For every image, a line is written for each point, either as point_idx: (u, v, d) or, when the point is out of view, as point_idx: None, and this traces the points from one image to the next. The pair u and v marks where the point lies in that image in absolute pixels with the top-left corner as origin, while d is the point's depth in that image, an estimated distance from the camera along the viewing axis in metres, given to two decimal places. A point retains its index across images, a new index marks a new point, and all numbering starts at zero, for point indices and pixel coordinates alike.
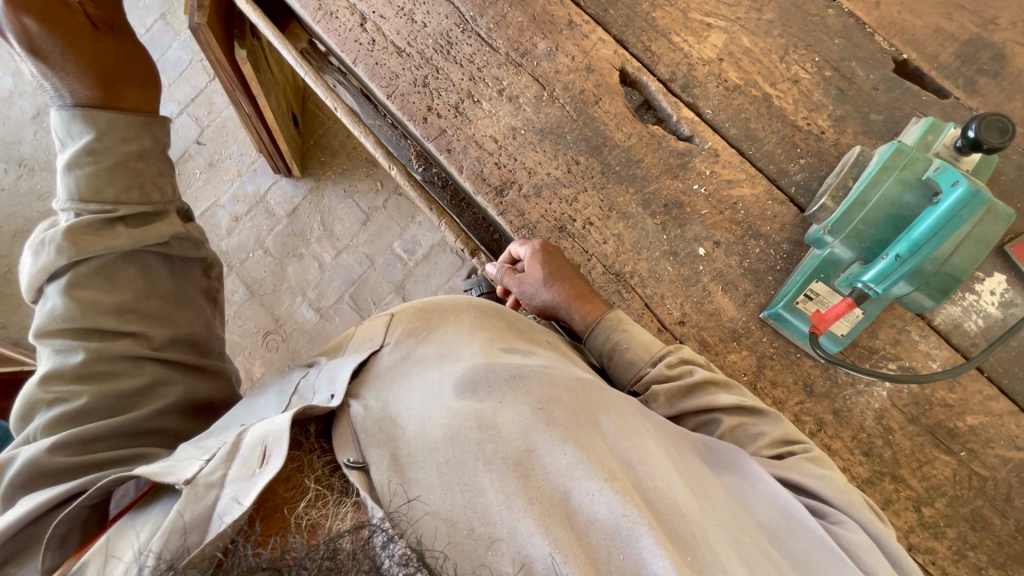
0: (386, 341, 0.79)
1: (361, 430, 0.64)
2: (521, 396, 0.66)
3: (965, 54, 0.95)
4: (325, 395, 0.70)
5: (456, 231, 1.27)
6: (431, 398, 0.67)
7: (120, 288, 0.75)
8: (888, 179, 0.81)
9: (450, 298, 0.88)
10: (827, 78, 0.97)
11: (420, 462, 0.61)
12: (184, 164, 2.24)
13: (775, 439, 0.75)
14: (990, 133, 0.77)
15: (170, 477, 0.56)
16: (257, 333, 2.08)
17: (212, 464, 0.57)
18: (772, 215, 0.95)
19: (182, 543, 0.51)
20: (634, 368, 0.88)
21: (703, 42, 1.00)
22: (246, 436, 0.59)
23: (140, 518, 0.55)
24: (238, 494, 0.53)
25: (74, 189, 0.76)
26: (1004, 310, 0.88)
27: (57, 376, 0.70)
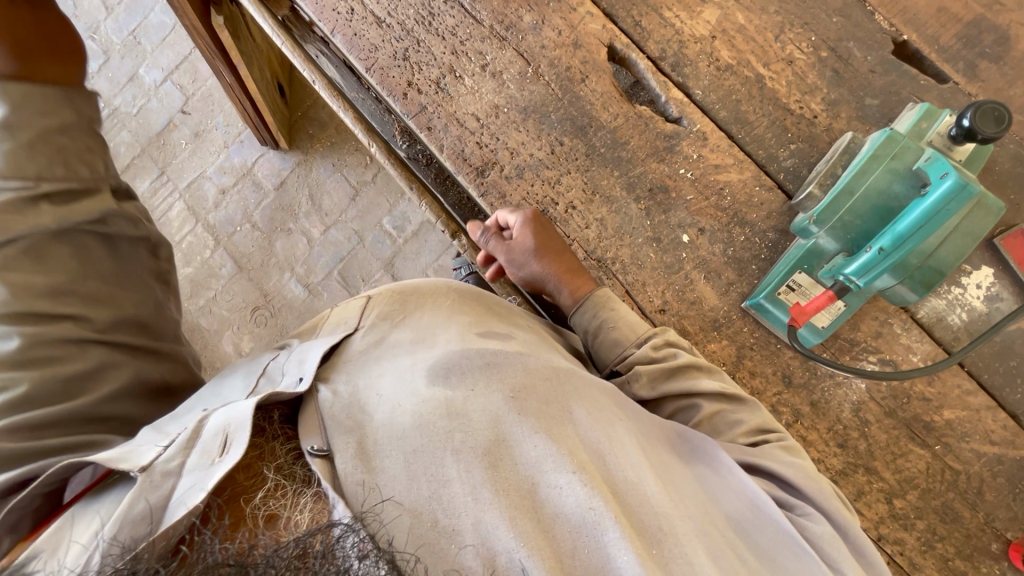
0: (360, 325, 0.78)
1: (328, 415, 0.63)
2: (494, 384, 0.65)
3: (968, 36, 0.90)
4: (293, 378, 0.68)
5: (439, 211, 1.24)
6: (401, 383, 0.66)
7: (54, 268, 0.75)
8: (877, 167, 0.78)
9: (429, 283, 0.87)
10: (822, 59, 0.93)
11: (387, 450, 0.60)
12: (169, 135, 2.21)
13: (750, 428, 0.74)
14: (985, 122, 0.74)
15: (126, 463, 0.54)
16: (245, 308, 2.08)
17: (170, 451, 0.56)
18: (759, 202, 0.93)
19: (142, 530, 0.50)
20: (618, 348, 0.87)
21: (695, 18, 0.96)
22: (209, 423, 0.58)
23: (93, 506, 0.53)
24: (195, 483, 0.53)
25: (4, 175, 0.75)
26: (988, 305, 0.87)
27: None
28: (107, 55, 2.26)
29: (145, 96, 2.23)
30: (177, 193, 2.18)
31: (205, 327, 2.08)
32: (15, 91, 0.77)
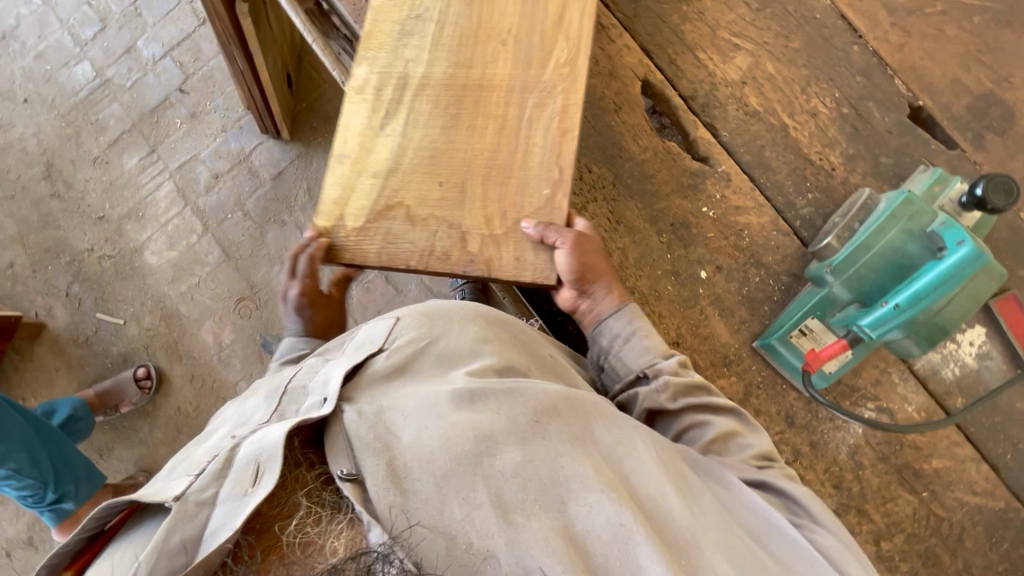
0: (386, 347, 0.74)
1: (355, 438, 0.60)
2: (519, 407, 0.65)
3: (976, 108, 0.96)
4: (317, 399, 0.67)
5: None
6: (426, 407, 0.65)
7: None
8: (894, 227, 0.82)
9: (455, 306, 0.81)
10: (843, 115, 0.98)
11: (417, 474, 0.58)
12: (163, 113, 2.14)
13: (761, 452, 0.72)
14: (995, 195, 0.80)
15: (156, 496, 0.55)
16: (230, 297, 2.05)
17: (203, 480, 0.56)
18: (775, 245, 0.96)
19: (176, 561, 0.51)
20: (644, 357, 0.81)
21: (727, 62, 0.99)
22: (240, 452, 0.57)
23: (130, 539, 0.55)
24: (228, 515, 0.52)
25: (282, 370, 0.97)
26: (979, 361, 0.92)
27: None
28: (104, 23, 2.17)
29: (141, 70, 2.15)
30: (167, 173, 2.12)
31: (185, 313, 2.05)
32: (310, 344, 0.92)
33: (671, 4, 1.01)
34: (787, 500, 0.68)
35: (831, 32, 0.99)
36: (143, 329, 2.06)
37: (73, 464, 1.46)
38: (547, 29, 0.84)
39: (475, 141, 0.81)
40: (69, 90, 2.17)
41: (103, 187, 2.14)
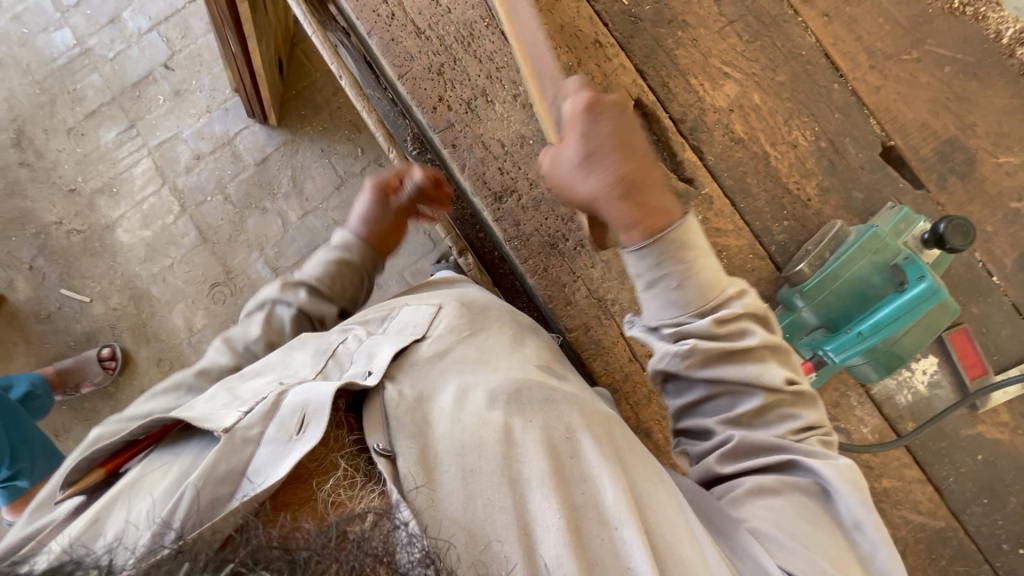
0: (429, 334, 0.79)
1: (393, 416, 0.65)
2: (553, 422, 0.66)
3: (943, 152, 1.02)
4: (361, 369, 0.72)
5: (447, 228, 1.16)
6: (463, 403, 0.67)
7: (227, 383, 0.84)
8: (862, 258, 0.87)
9: (494, 306, 0.88)
10: (821, 149, 1.03)
11: (445, 465, 0.61)
12: (146, 88, 2.08)
13: (797, 427, 0.69)
14: (954, 236, 0.86)
15: (209, 425, 0.62)
16: (203, 282, 2.00)
17: (251, 418, 0.62)
18: (751, 268, 1.00)
19: (216, 493, 0.56)
20: (677, 314, 0.73)
21: (717, 89, 1.04)
22: (288, 398, 0.64)
23: (173, 452, 0.65)
24: (273, 456, 0.59)
25: (326, 267, 0.98)
26: (930, 389, 0.99)
27: (208, 373, 0.85)
28: None
29: (125, 42, 2.09)
30: (146, 150, 2.07)
31: (155, 295, 2.01)
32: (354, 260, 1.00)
33: (668, 28, 1.04)
34: (822, 484, 0.64)
35: (815, 70, 1.04)
36: (110, 309, 2.00)
37: (32, 441, 1.42)
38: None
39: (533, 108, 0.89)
40: (46, 56, 2.09)
41: (76, 158, 2.07)
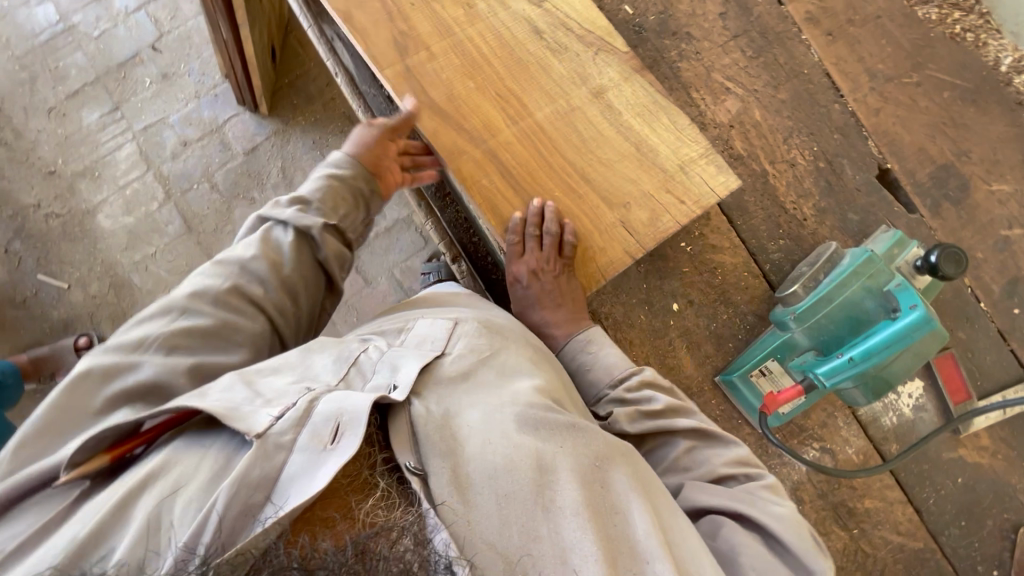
0: (448, 351, 0.75)
1: (423, 434, 0.64)
2: (581, 450, 0.66)
3: (937, 177, 1.03)
4: (385, 382, 0.68)
5: (440, 233, 1.15)
6: (492, 422, 0.66)
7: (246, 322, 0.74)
8: (856, 282, 0.87)
9: (509, 324, 0.84)
10: (819, 169, 1.03)
11: (479, 487, 0.61)
12: (132, 69, 2.02)
13: (728, 461, 0.74)
14: (947, 264, 0.86)
15: (241, 427, 0.55)
16: (187, 271, 1.96)
17: (284, 423, 0.57)
18: (745, 286, 1.00)
19: (249, 499, 0.52)
20: (595, 389, 0.87)
21: (718, 104, 1.03)
22: (320, 406, 0.59)
23: (197, 446, 0.57)
24: (308, 465, 0.54)
25: (321, 185, 0.86)
26: (915, 413, 1.00)
27: (201, 295, 0.73)
28: None
29: (111, 21, 2.02)
30: (130, 134, 2.01)
31: (136, 284, 1.95)
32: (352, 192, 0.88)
33: (672, 40, 1.04)
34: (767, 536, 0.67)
35: (816, 89, 1.04)
36: (88, 296, 1.95)
37: None
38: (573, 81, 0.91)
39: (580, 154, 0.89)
40: (27, 31, 2.01)
41: (57, 139, 2.00)
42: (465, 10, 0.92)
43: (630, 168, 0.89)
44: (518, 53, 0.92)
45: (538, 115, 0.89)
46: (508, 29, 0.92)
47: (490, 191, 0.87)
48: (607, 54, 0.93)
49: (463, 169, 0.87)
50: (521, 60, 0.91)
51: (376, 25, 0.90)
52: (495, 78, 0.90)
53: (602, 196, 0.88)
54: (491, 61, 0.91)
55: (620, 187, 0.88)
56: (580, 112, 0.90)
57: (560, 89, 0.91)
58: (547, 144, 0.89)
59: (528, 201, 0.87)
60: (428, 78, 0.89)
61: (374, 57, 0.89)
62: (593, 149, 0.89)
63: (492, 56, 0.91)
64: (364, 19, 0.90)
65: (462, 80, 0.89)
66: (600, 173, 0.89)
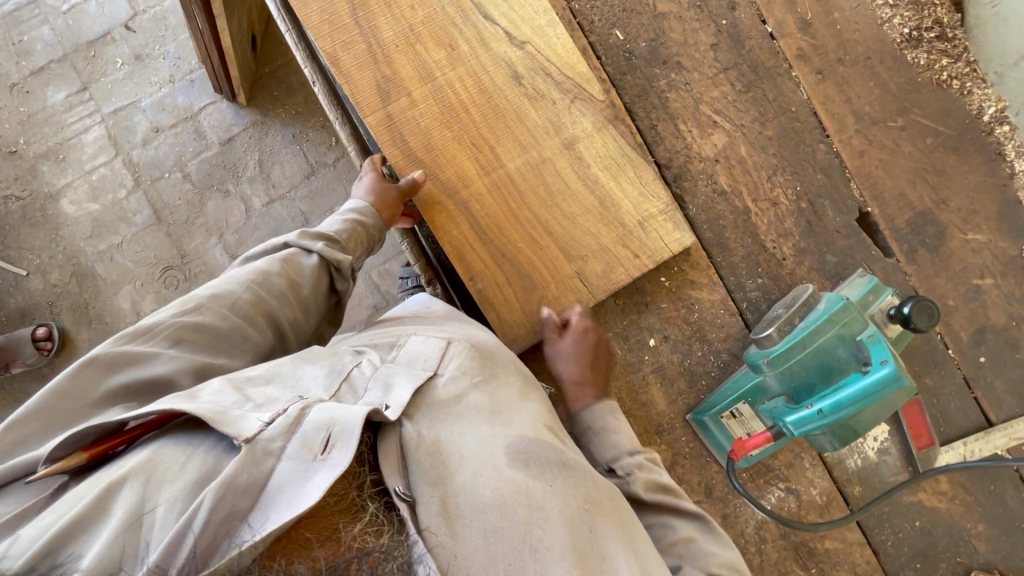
0: (441, 372, 0.73)
1: (413, 458, 0.63)
2: (572, 490, 0.64)
3: (915, 223, 1.03)
4: (378, 399, 0.67)
5: (417, 254, 1.10)
6: (484, 452, 0.64)
7: (247, 327, 0.78)
8: (829, 330, 0.87)
9: (501, 350, 0.82)
10: (801, 209, 1.02)
11: (467, 520, 0.59)
12: (103, 48, 1.92)
13: (726, 561, 0.69)
14: (919, 316, 0.87)
15: (229, 431, 0.56)
16: (155, 264, 1.88)
17: (273, 429, 0.57)
18: (721, 323, 1.00)
19: (235, 505, 0.52)
20: (613, 452, 0.79)
21: (705, 138, 1.02)
22: (312, 414, 0.59)
23: (186, 443, 0.58)
24: (296, 475, 0.54)
25: (344, 225, 0.93)
26: (879, 456, 1.01)
27: (219, 298, 0.77)
28: None
29: None
30: (98, 116, 1.91)
31: (100, 274, 1.87)
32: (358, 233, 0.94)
33: (662, 69, 1.02)
34: None
35: (803, 127, 1.03)
36: (49, 284, 1.86)
37: None
38: (549, 125, 0.95)
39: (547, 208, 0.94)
40: None
41: (19, 118, 1.90)
42: (447, 52, 0.94)
43: (591, 222, 0.94)
44: (495, 100, 0.95)
45: (509, 167, 0.94)
46: (487, 72, 0.95)
47: (459, 241, 0.94)
48: (582, 102, 0.95)
49: (435, 220, 0.94)
50: (497, 107, 0.94)
51: (361, 67, 0.93)
52: (470, 126, 0.94)
53: (561, 248, 0.94)
54: (468, 108, 0.94)
55: (577, 239, 0.94)
56: (549, 163, 0.94)
57: (532, 139, 0.94)
58: (514, 196, 0.94)
59: (492, 250, 0.94)
60: (409, 128, 0.94)
61: (358, 103, 0.93)
62: (557, 202, 0.94)
63: (469, 104, 0.94)
64: (349, 61, 0.93)
65: (440, 130, 0.94)
66: (562, 226, 0.94)
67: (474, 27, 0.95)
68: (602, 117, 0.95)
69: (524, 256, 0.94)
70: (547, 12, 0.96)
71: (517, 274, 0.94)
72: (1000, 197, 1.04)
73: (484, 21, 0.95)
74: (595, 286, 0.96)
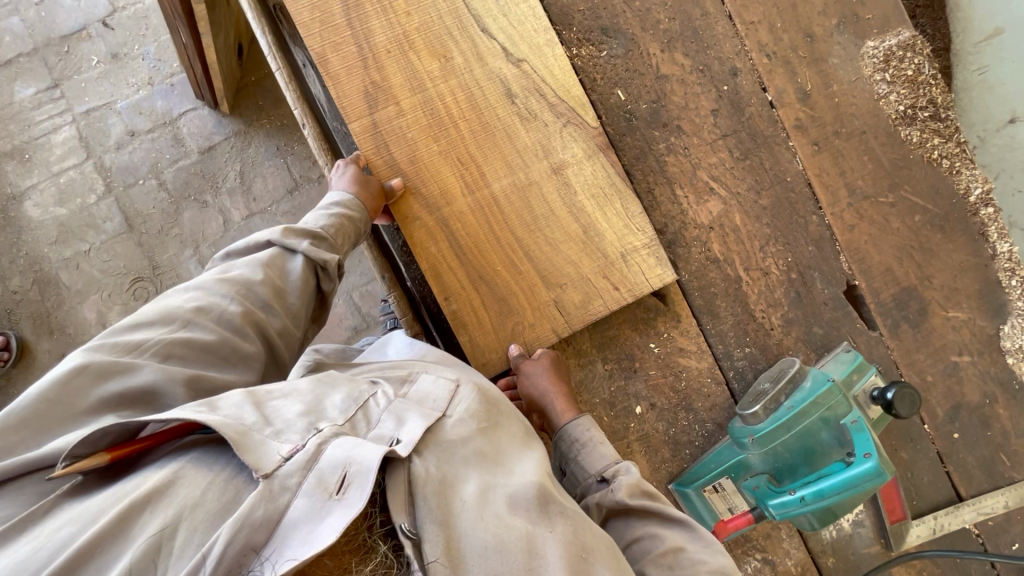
0: (449, 414, 0.70)
1: (420, 496, 0.61)
2: (572, 539, 0.64)
3: (900, 298, 1.05)
4: (389, 434, 0.65)
5: (403, 308, 1.04)
6: (487, 497, 0.64)
7: (234, 338, 0.73)
8: (814, 413, 0.88)
9: (507, 402, 0.79)
10: (791, 280, 1.03)
11: (470, 564, 0.59)
12: (78, 45, 1.82)
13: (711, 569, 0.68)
14: (901, 403, 0.88)
15: (251, 460, 0.57)
16: (123, 275, 1.78)
17: (291, 465, 0.57)
18: (706, 392, 1.00)
19: (250, 538, 0.53)
20: (602, 463, 0.84)
21: (701, 204, 1.01)
22: (329, 451, 0.59)
23: (207, 462, 0.59)
24: (310, 511, 0.55)
25: (330, 220, 0.87)
26: (853, 527, 1.03)
27: (205, 312, 0.73)
28: None
29: None
30: (70, 116, 1.82)
31: (64, 283, 1.78)
32: (338, 228, 0.87)
33: (661, 132, 1.01)
34: None
35: (797, 198, 1.03)
36: (9, 291, 1.77)
37: None
38: (540, 144, 0.93)
39: (530, 234, 0.92)
40: None
41: None
42: (440, 64, 0.91)
43: (573, 250, 0.92)
44: (486, 116, 0.92)
45: (494, 187, 0.91)
46: (480, 87, 0.92)
47: (436, 259, 0.91)
48: (575, 127, 0.93)
49: (413, 234, 0.91)
50: (488, 124, 0.92)
51: (349, 71, 0.89)
52: (458, 141, 0.91)
53: (541, 274, 0.92)
54: (457, 123, 0.91)
55: (557, 266, 0.92)
56: (536, 186, 0.92)
57: (520, 160, 0.92)
58: (497, 217, 0.92)
59: (469, 268, 0.91)
60: (394, 139, 0.90)
61: (343, 107, 0.89)
62: (540, 227, 0.92)
63: (459, 118, 0.91)
64: (337, 63, 0.89)
65: (427, 142, 0.91)
66: (542, 251, 0.92)
67: (470, 40, 0.92)
68: (594, 144, 0.93)
69: (502, 280, 0.92)
70: (548, 31, 0.94)
71: (492, 299, 0.92)
72: (981, 277, 1.06)
73: (480, 35, 0.92)
74: (571, 317, 0.94)
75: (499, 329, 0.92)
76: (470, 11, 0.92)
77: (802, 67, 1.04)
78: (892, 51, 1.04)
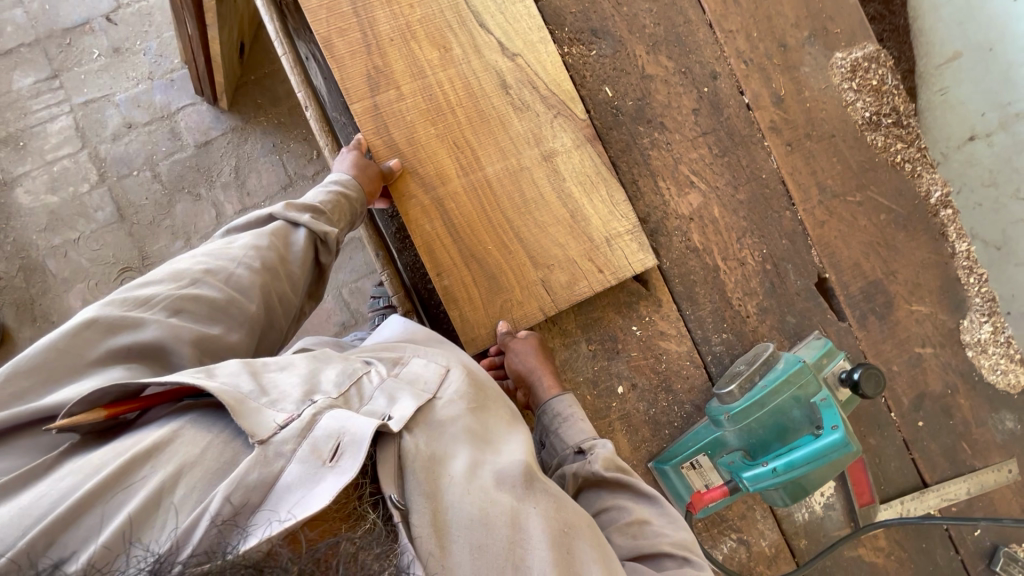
0: (440, 395, 0.72)
1: (410, 471, 0.63)
2: (554, 516, 0.66)
3: (867, 291, 1.11)
4: (382, 410, 0.67)
5: (395, 287, 1.07)
6: (473, 473, 0.66)
7: (241, 299, 0.76)
8: (787, 391, 0.92)
9: (494, 386, 0.80)
10: (766, 270, 1.08)
11: (456, 534, 0.62)
12: (80, 38, 1.85)
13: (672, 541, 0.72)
14: (867, 383, 0.93)
15: (246, 426, 0.58)
16: (112, 264, 1.79)
17: (286, 432, 0.59)
18: (686, 375, 1.04)
19: (243, 500, 0.55)
20: (581, 437, 0.87)
21: (682, 196, 1.07)
22: (324, 421, 0.61)
23: (205, 425, 0.60)
24: (304, 479, 0.57)
25: (328, 197, 0.91)
26: (824, 510, 1.07)
27: (214, 273, 0.76)
28: None
29: None
30: (67, 106, 1.84)
31: (51, 270, 1.78)
32: (337, 208, 0.91)
33: (646, 128, 1.08)
34: None
35: (771, 194, 1.10)
36: None
37: None
38: (532, 133, 0.98)
39: (520, 216, 0.97)
40: None
41: None
42: (440, 53, 0.97)
43: (560, 233, 0.97)
44: (482, 105, 0.97)
45: (488, 171, 0.96)
46: (477, 77, 0.97)
47: (430, 236, 0.95)
48: (565, 119, 0.99)
49: (409, 212, 0.95)
50: (484, 112, 0.97)
51: (353, 56, 0.94)
52: (455, 126, 0.96)
53: (529, 254, 0.96)
54: (455, 109, 0.96)
55: (545, 248, 0.97)
56: (526, 172, 0.97)
57: (512, 146, 0.97)
58: (489, 198, 0.96)
59: (462, 246, 0.95)
60: (394, 120, 0.95)
61: (347, 89, 0.94)
62: (530, 210, 0.97)
63: (456, 105, 0.97)
64: (342, 47, 0.94)
65: (425, 126, 0.96)
66: (531, 233, 0.97)
67: (469, 33, 0.98)
68: (582, 135, 0.99)
69: (493, 258, 0.96)
70: (541, 30, 1.00)
71: (483, 276, 0.95)
72: (941, 273, 1.13)
73: (479, 29, 0.98)
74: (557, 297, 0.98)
75: (488, 305, 0.96)
76: (469, 8, 0.98)
77: (776, 73, 1.11)
78: (858, 62, 1.13)
